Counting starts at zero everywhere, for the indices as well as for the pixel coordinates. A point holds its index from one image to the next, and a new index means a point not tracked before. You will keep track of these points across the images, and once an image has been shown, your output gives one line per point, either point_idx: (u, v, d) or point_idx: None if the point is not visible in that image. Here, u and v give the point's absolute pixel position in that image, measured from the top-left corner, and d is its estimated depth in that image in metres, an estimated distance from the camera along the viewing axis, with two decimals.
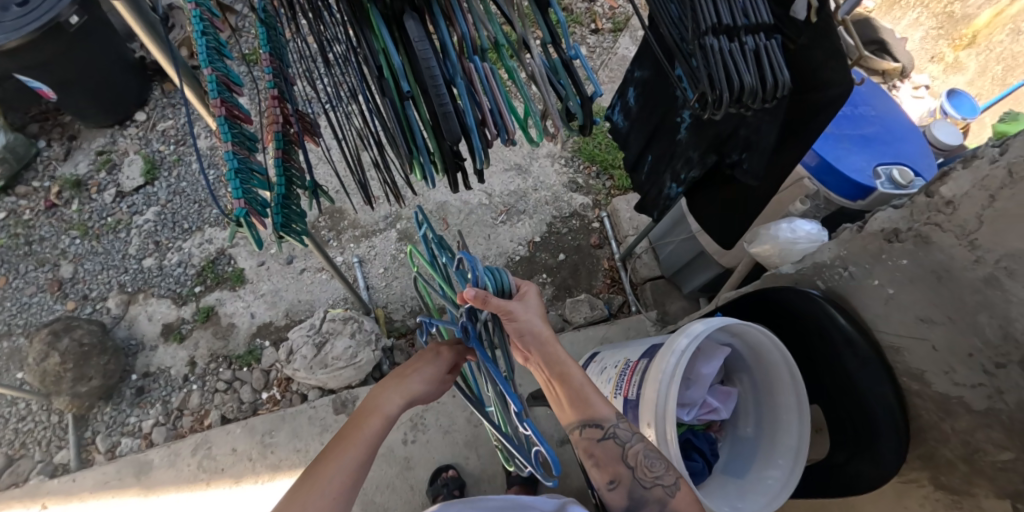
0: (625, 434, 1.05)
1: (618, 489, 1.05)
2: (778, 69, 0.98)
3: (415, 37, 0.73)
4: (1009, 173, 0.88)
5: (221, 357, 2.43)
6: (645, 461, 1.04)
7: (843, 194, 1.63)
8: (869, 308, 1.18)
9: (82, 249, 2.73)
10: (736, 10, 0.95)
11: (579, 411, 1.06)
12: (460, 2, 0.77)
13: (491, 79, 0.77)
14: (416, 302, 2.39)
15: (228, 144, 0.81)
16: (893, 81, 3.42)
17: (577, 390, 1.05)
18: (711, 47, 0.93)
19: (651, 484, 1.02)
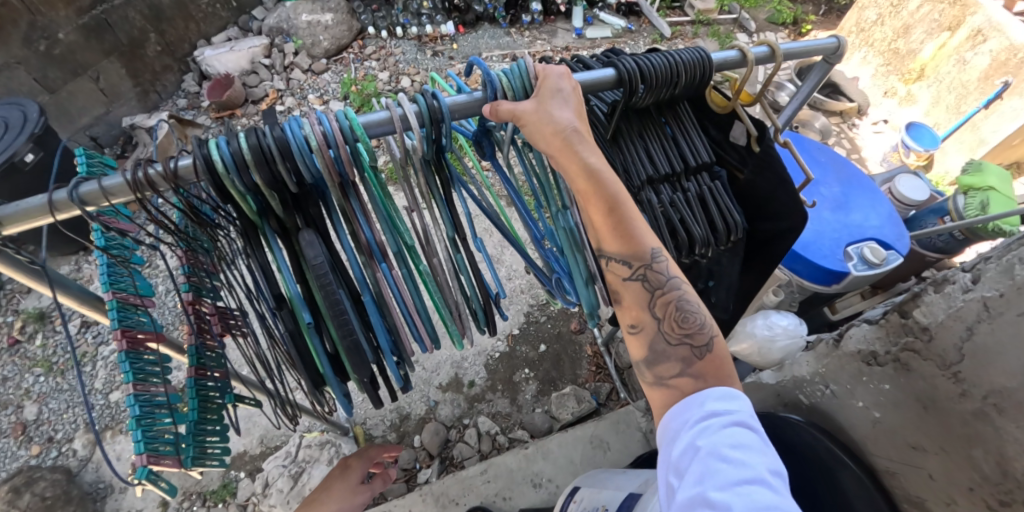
0: (664, 275, 0.85)
1: (638, 337, 0.88)
2: (728, 212, 0.97)
3: (310, 250, 0.79)
4: (985, 307, 0.86)
5: (194, 494, 2.22)
6: (677, 314, 0.85)
7: (815, 280, 1.57)
8: (855, 428, 1.12)
9: (47, 387, 2.55)
10: (672, 157, 0.95)
11: (620, 245, 0.84)
12: (361, 210, 0.85)
13: (398, 288, 0.89)
14: (396, 414, 2.26)
15: (130, 386, 0.97)
16: (852, 119, 3.48)
17: (616, 211, 0.82)
18: (649, 201, 0.93)
19: (676, 342, 0.84)
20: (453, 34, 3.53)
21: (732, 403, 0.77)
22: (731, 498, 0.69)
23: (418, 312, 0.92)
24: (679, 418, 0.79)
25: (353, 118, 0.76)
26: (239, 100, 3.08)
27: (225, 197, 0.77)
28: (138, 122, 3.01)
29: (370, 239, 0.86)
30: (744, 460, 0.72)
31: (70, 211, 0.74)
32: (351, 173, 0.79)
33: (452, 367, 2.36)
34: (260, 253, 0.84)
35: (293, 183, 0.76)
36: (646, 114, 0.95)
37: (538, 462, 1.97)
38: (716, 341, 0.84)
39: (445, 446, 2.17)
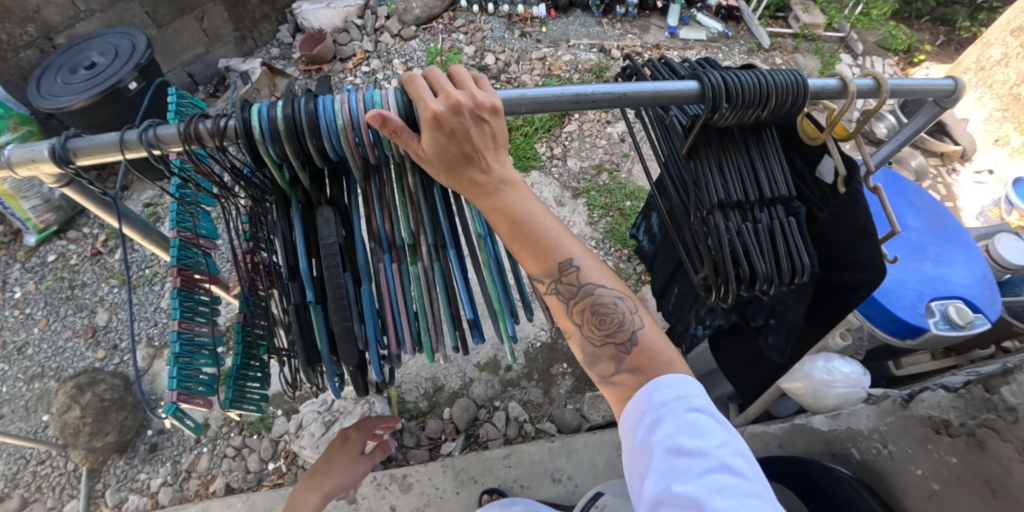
0: (578, 284, 0.81)
1: (572, 342, 0.87)
2: (798, 251, 0.89)
3: (326, 227, 0.81)
4: None
5: (234, 421, 2.36)
6: (595, 317, 0.82)
7: (889, 331, 1.48)
8: (907, 495, 1.06)
9: (119, 298, 2.74)
10: (747, 183, 0.89)
11: (533, 264, 0.81)
12: (382, 199, 0.87)
13: (394, 282, 0.87)
14: (431, 384, 2.30)
15: (176, 323, 1.04)
16: (954, 164, 3.22)
17: (523, 235, 0.79)
18: (714, 226, 0.87)
19: (601, 342, 0.82)
20: (544, 17, 3.50)
21: (681, 390, 0.74)
22: (698, 492, 0.66)
23: (406, 311, 0.89)
24: (631, 416, 0.76)
25: (376, 97, 0.75)
26: (328, 57, 3.17)
27: (258, 162, 0.78)
28: (233, 64, 3.15)
29: (381, 230, 0.87)
30: (700, 448, 0.69)
31: (138, 151, 0.76)
32: (372, 155, 0.79)
33: (491, 350, 2.37)
34: (286, 222, 0.86)
35: (319, 157, 0.77)
36: (726, 135, 0.90)
37: (561, 458, 1.98)
38: (641, 331, 0.81)
39: (473, 424, 2.21)
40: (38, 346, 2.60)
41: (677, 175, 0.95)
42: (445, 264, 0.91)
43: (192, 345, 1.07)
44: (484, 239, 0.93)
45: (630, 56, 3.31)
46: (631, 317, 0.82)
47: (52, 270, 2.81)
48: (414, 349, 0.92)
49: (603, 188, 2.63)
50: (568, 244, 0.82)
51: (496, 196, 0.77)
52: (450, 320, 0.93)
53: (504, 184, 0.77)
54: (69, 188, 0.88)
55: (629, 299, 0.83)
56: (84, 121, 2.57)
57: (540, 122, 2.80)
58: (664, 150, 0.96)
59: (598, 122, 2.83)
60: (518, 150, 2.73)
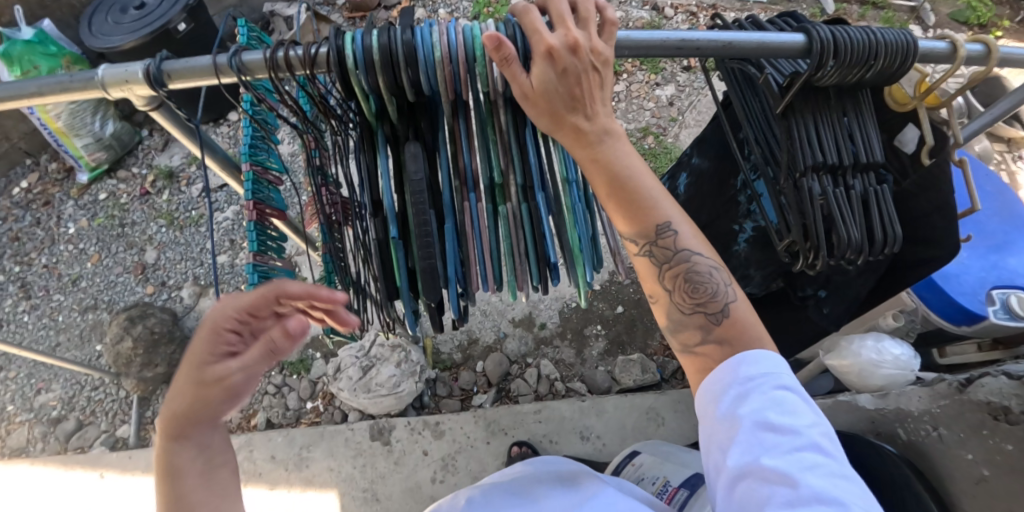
0: (675, 248, 0.81)
1: (655, 307, 0.87)
2: (886, 221, 0.86)
3: (412, 159, 0.81)
4: None
5: (275, 360, 2.46)
6: (689, 285, 0.82)
7: (945, 316, 1.43)
8: (952, 479, 1.05)
9: (167, 237, 2.83)
10: (842, 146, 0.85)
11: (626, 225, 0.82)
12: (467, 137, 0.88)
13: (477, 220, 0.88)
14: (465, 336, 2.34)
15: (251, 256, 1.03)
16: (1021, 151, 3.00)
17: (620, 191, 0.79)
18: (807, 190, 0.84)
19: (690, 311, 0.81)
20: None
21: (768, 366, 0.74)
22: (788, 467, 0.67)
23: (492, 249, 0.89)
24: (710, 389, 0.77)
25: (477, 32, 0.74)
26: (372, 4, 3.11)
27: (348, 96, 0.79)
28: (277, 9, 3.14)
29: (467, 167, 0.88)
30: (789, 425, 0.69)
31: (230, 78, 0.78)
32: (465, 91, 0.78)
33: (526, 306, 2.37)
34: (370, 157, 0.88)
35: (410, 90, 0.76)
36: (822, 95, 0.86)
37: (591, 417, 2.02)
38: (733, 305, 0.80)
39: (505, 378, 2.25)
40: (92, 280, 2.72)
41: (761, 135, 0.92)
42: (533, 206, 0.89)
43: (267, 279, 1.07)
44: (569, 183, 0.92)
45: (683, 15, 3.15)
46: (725, 290, 0.81)
47: (105, 208, 2.91)
48: (495, 288, 0.91)
49: (647, 153, 2.56)
50: (661, 206, 0.81)
51: (597, 147, 0.76)
52: (535, 261, 0.90)
53: (607, 135, 0.76)
54: (156, 112, 0.88)
55: (723, 273, 0.82)
56: (135, 60, 2.60)
57: None
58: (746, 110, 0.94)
59: (647, 85, 2.75)
60: None
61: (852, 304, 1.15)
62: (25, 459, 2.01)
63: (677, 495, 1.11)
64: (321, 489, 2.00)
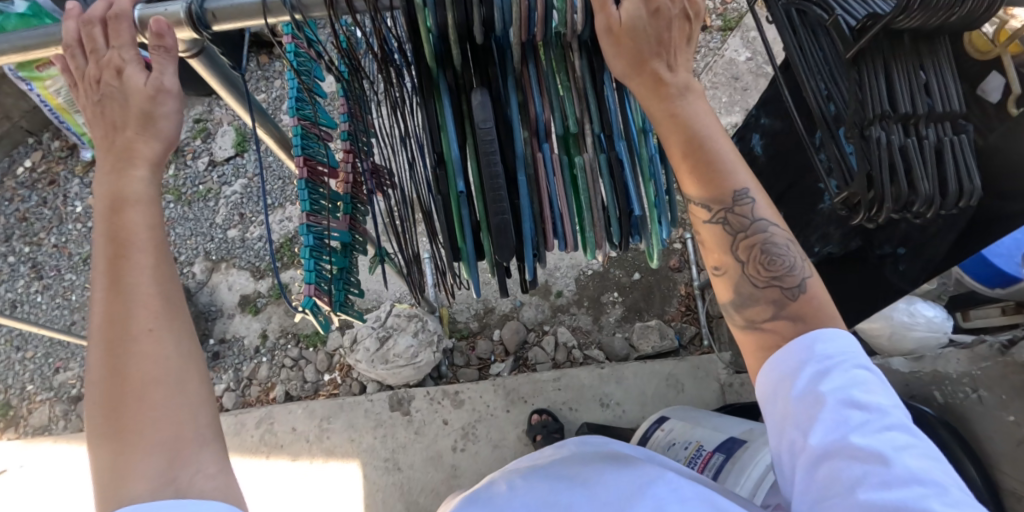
0: (751, 217, 0.78)
1: (719, 280, 0.83)
2: (962, 173, 0.78)
3: (481, 109, 0.77)
4: None
5: (291, 334, 2.47)
6: (763, 257, 0.79)
7: (978, 278, 1.41)
8: (991, 442, 1.05)
9: (175, 213, 2.80)
10: (917, 94, 0.77)
11: (695, 187, 0.79)
12: (535, 83, 0.83)
13: (552, 175, 0.84)
14: (481, 305, 2.33)
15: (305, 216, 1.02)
16: None
17: (696, 152, 0.76)
18: (874, 140, 0.77)
19: (764, 284, 0.78)
20: None
21: (843, 343, 0.72)
22: (879, 446, 0.64)
23: (569, 205, 0.86)
24: (781, 369, 0.73)
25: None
26: None
27: (415, 33, 0.75)
28: None
29: (539, 116, 0.83)
30: (873, 404, 0.67)
31: (281, 17, 0.74)
32: (540, 32, 0.76)
33: (542, 274, 2.33)
34: (431, 105, 0.81)
35: (480, 30, 0.71)
36: (897, 40, 0.77)
37: (611, 384, 2.03)
38: (809, 280, 0.77)
39: (522, 346, 2.25)
40: None
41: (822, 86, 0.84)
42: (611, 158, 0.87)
43: (321, 241, 1.04)
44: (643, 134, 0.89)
45: None
46: (801, 265, 0.78)
47: None
48: (572, 246, 0.90)
49: None
50: (736, 166, 0.78)
51: (676, 100, 0.74)
52: (616, 216, 0.88)
53: (688, 90, 0.75)
54: (196, 58, 0.84)
55: (797, 247, 0.80)
56: None
57: None
58: (806, 59, 0.86)
59: None
60: None
61: (930, 261, 1.08)
62: (47, 438, 2.01)
63: (713, 461, 1.10)
64: (343, 459, 2.02)
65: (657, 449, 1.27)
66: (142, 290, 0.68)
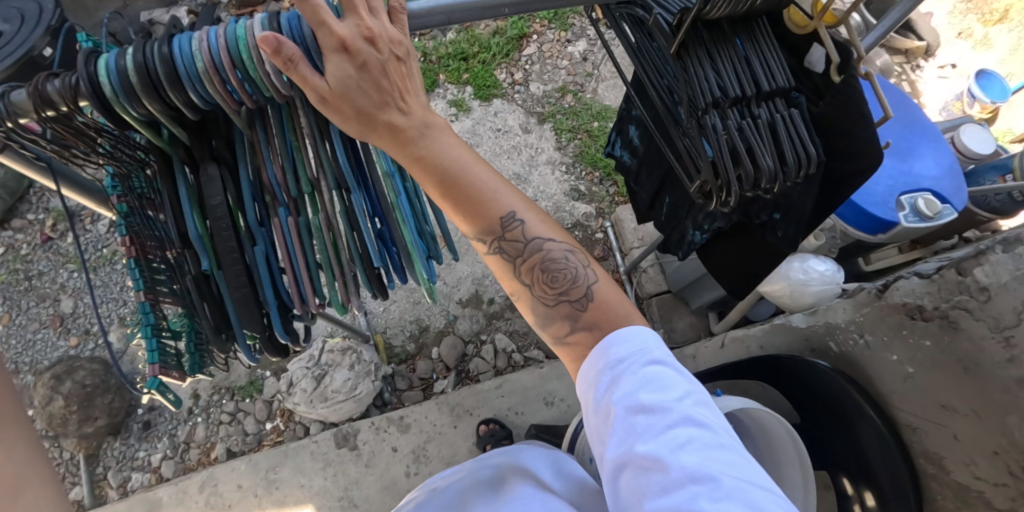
0: (525, 239, 0.81)
1: (520, 302, 0.87)
2: (802, 143, 0.80)
3: (211, 185, 0.77)
4: None
5: (224, 388, 2.33)
6: (545, 275, 0.82)
7: (860, 228, 1.49)
8: (883, 381, 1.13)
9: (81, 282, 2.60)
10: (743, 78, 0.78)
11: (469, 222, 0.81)
12: (263, 147, 0.80)
13: (291, 238, 0.82)
14: (415, 325, 2.30)
15: (141, 293, 0.92)
16: (917, 60, 3.03)
17: (452, 187, 0.77)
18: (713, 127, 0.77)
19: (554, 302, 0.81)
20: None
21: (636, 345, 0.73)
22: (658, 448, 0.64)
23: (311, 263, 0.85)
24: (591, 375, 0.75)
25: (239, 33, 0.66)
26: None
27: (124, 124, 0.72)
28: (155, 16, 2.88)
29: (272, 180, 0.81)
30: (657, 402, 0.67)
31: (58, 108, 0.67)
32: (247, 100, 0.72)
33: (472, 284, 2.33)
34: (171, 184, 0.80)
35: (189, 111, 0.71)
36: (716, 27, 0.79)
37: (552, 381, 2.04)
38: (595, 287, 0.80)
39: (462, 360, 2.24)
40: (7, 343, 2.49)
41: (660, 80, 0.85)
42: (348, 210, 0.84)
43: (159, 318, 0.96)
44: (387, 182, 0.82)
45: None
46: (583, 273, 0.81)
47: (3, 263, 2.63)
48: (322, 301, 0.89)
49: (569, 112, 2.54)
50: (505, 196, 0.80)
51: (419, 144, 0.75)
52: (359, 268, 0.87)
53: (427, 129, 0.75)
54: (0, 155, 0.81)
55: (580, 256, 0.83)
56: None
57: (496, 47, 2.65)
58: (641, 54, 0.86)
59: (558, 43, 2.69)
60: (478, 79, 2.60)
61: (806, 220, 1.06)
62: None
63: None
64: (297, 508, 1.93)
65: (586, 447, 1.27)
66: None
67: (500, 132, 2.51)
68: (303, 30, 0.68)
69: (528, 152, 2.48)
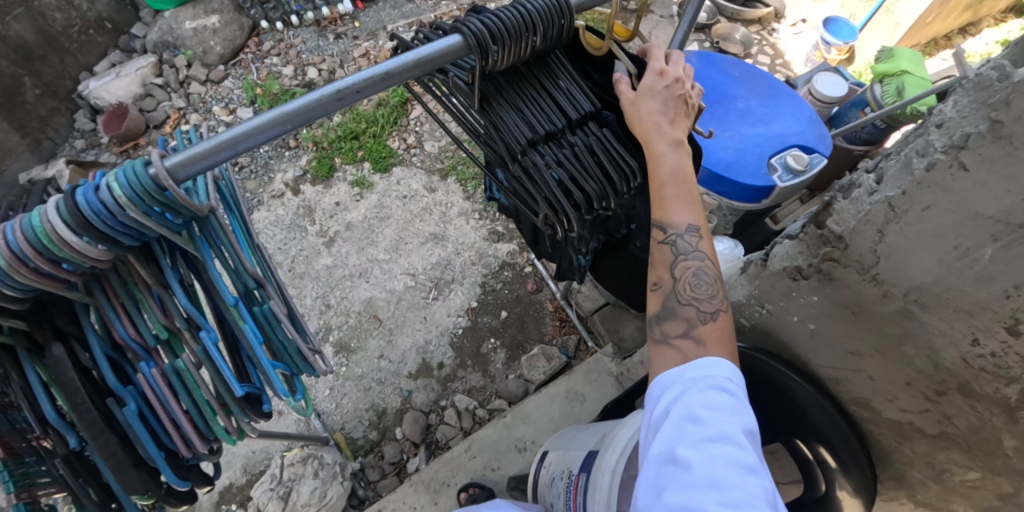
0: (693, 247, 0.86)
1: (654, 295, 0.89)
2: (622, 158, 0.85)
3: (57, 364, 0.66)
4: (891, 207, 0.87)
5: None
6: (691, 281, 0.87)
7: (744, 200, 1.54)
8: (796, 343, 1.17)
9: None
10: (551, 112, 0.83)
11: (659, 211, 0.85)
12: (111, 305, 0.68)
13: (155, 394, 0.68)
14: (372, 412, 2.21)
15: (11, 496, 0.81)
16: (771, 24, 3.27)
17: (669, 183, 0.84)
18: (535, 166, 0.81)
19: (686, 302, 0.86)
20: (352, 12, 3.31)
21: (707, 368, 0.77)
22: (695, 454, 0.68)
23: (186, 409, 0.70)
24: (659, 388, 0.80)
25: (34, 219, 0.57)
26: (140, 129, 2.89)
27: None
28: (34, 176, 2.80)
29: (125, 340, 0.68)
30: (705, 418, 0.71)
31: None
32: (71, 274, 0.62)
33: (417, 353, 2.30)
34: (18, 373, 0.69)
35: (14, 303, 0.62)
36: (512, 73, 0.83)
37: (519, 427, 2.00)
38: (722, 314, 0.85)
39: (428, 432, 2.17)
40: None
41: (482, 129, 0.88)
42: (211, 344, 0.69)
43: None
44: (239, 304, 0.69)
45: None
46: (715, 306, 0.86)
47: None
48: (209, 442, 0.74)
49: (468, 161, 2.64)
50: (693, 208, 0.86)
51: (663, 145, 0.83)
52: (233, 398, 0.72)
53: (677, 144, 0.83)
54: None
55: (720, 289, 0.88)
56: None
57: (383, 118, 2.71)
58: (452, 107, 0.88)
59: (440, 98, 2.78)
60: (373, 153, 2.67)
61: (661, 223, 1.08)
62: None
63: (580, 484, 1.08)
64: None
65: (547, 491, 1.24)
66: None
67: (406, 198, 2.60)
68: (100, 195, 0.57)
69: (440, 210, 2.57)
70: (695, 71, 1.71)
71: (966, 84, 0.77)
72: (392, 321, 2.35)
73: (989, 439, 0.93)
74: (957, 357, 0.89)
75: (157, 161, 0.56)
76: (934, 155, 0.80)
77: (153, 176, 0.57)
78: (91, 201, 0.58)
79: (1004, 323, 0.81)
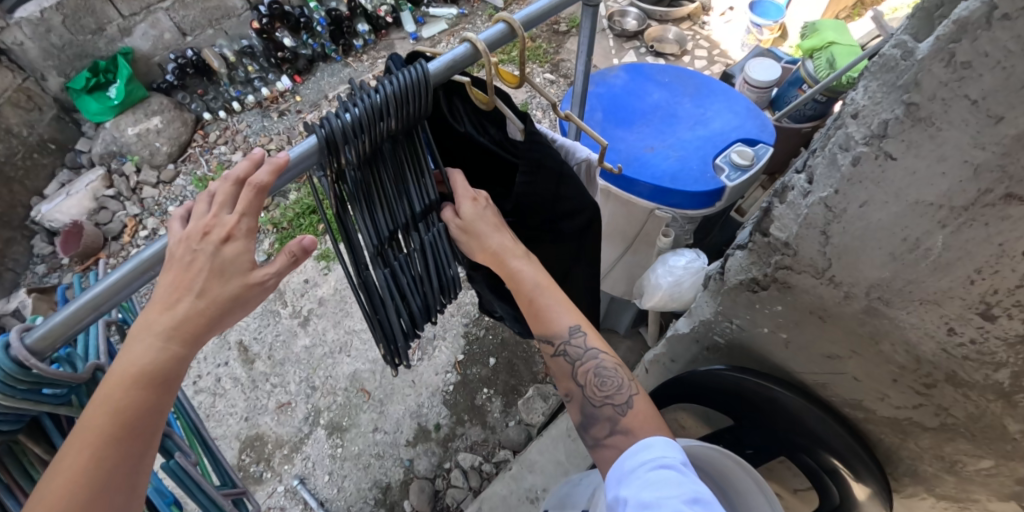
0: (582, 348, 0.98)
1: (573, 404, 1.01)
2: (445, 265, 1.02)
3: None
4: (828, 207, 0.82)
5: None
6: (596, 379, 0.98)
7: (698, 206, 1.50)
8: (775, 353, 1.12)
9: None
10: (393, 214, 0.92)
11: (538, 327, 0.99)
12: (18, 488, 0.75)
13: None
14: (376, 489, 2.08)
15: None
16: (701, 18, 3.32)
17: (533, 300, 0.97)
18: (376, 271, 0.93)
19: (601, 403, 0.96)
20: (292, 86, 3.36)
21: (646, 453, 0.82)
22: None
23: None
24: (615, 484, 0.83)
25: None
26: (99, 242, 2.82)
27: None
28: None
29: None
30: (654, 500, 0.74)
31: None
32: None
33: (410, 417, 2.22)
34: None
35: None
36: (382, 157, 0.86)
37: (527, 476, 1.90)
38: (635, 398, 0.95)
39: (436, 500, 2.04)
40: None
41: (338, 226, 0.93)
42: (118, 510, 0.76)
43: None
44: None
45: None
46: (625, 385, 0.97)
47: None
48: None
49: None
50: (568, 310, 0.99)
51: (513, 264, 0.96)
52: None
53: (525, 256, 0.97)
54: None
55: (624, 369, 0.99)
56: None
57: None
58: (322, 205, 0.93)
59: None
60: None
61: None
62: None
63: None
64: None
65: None
66: (132, 366, 0.66)
67: None
68: None
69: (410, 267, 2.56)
70: (623, 85, 1.69)
71: (872, 67, 0.72)
72: (382, 391, 2.28)
73: (992, 425, 0.89)
74: (936, 348, 0.85)
75: (15, 345, 0.62)
76: (857, 148, 0.74)
77: (14, 357, 0.61)
78: (11, 356, 0.61)
79: (976, 309, 0.77)
